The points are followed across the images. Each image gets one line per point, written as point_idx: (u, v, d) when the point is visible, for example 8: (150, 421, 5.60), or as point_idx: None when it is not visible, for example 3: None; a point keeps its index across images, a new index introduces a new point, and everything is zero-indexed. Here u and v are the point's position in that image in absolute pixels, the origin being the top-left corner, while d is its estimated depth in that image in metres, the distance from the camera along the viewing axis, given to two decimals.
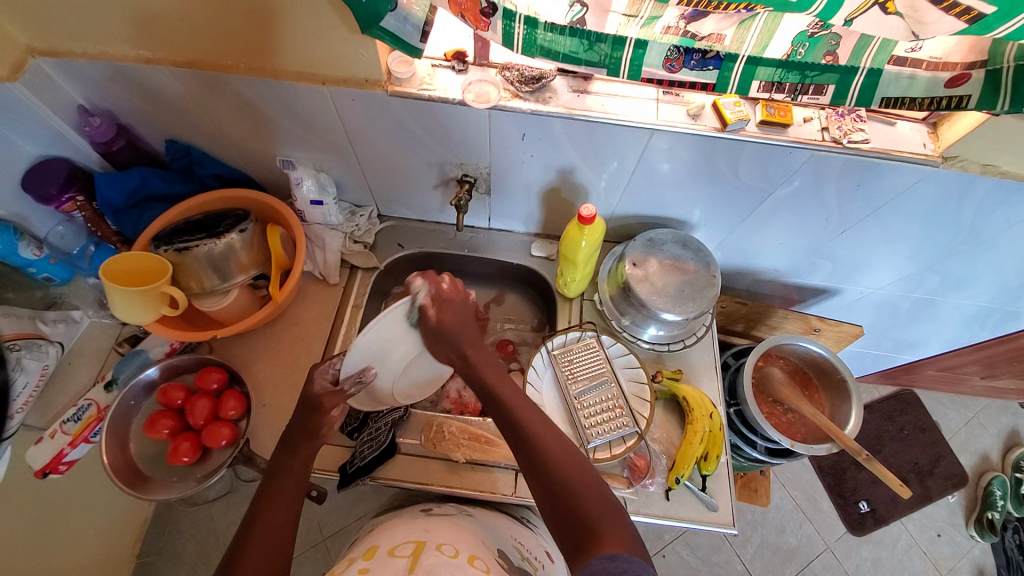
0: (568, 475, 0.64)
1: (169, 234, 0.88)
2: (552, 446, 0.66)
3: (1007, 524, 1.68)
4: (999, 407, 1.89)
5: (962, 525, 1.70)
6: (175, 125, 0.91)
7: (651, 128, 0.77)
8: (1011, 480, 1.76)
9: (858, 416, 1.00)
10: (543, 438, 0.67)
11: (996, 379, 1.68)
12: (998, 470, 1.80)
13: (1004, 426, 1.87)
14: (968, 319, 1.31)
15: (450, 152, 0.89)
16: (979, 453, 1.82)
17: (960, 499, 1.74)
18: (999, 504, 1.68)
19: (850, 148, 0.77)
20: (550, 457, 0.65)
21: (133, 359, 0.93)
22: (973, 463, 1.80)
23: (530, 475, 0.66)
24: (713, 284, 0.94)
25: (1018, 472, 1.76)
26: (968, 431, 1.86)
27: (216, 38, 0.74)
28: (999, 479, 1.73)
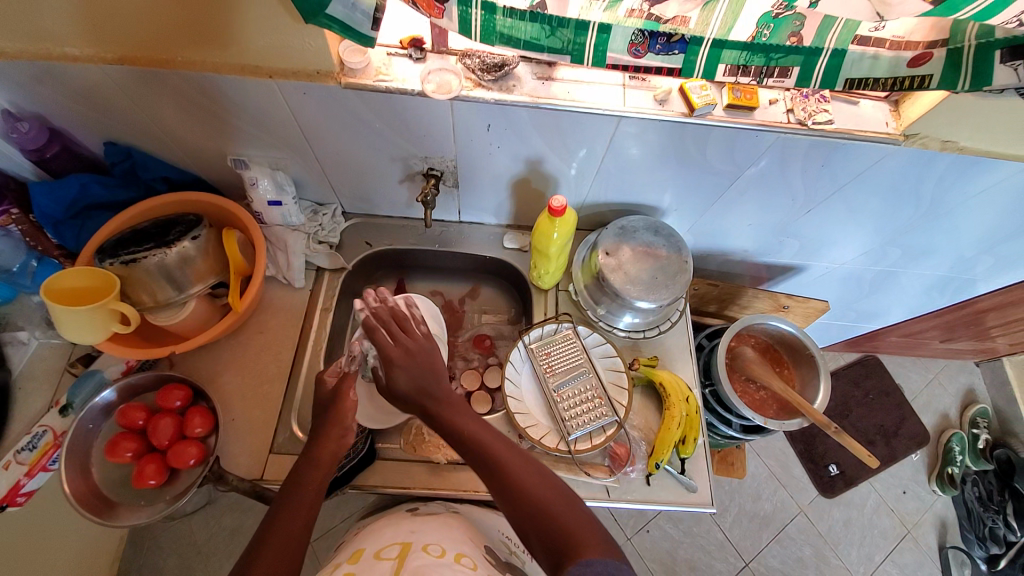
0: (553, 508, 0.65)
1: (115, 245, 0.82)
2: (530, 479, 0.68)
3: (966, 477, 1.79)
4: (956, 367, 2.00)
5: (925, 480, 1.80)
6: (114, 126, 0.84)
7: (618, 115, 0.75)
8: (968, 436, 1.86)
9: (826, 389, 1.02)
10: (517, 469, 0.69)
11: (953, 342, 1.77)
12: (957, 427, 1.90)
13: (960, 385, 1.98)
14: (927, 289, 1.36)
15: (413, 145, 0.85)
16: (939, 412, 1.92)
17: (923, 457, 1.84)
18: (957, 459, 1.78)
19: (815, 130, 0.77)
20: (527, 484, 0.68)
21: (88, 380, 0.87)
22: (933, 422, 1.90)
23: (515, 519, 0.66)
24: (686, 270, 0.94)
25: (974, 428, 1.88)
26: (928, 391, 1.96)
27: (150, 29, 0.68)
28: (958, 436, 1.83)
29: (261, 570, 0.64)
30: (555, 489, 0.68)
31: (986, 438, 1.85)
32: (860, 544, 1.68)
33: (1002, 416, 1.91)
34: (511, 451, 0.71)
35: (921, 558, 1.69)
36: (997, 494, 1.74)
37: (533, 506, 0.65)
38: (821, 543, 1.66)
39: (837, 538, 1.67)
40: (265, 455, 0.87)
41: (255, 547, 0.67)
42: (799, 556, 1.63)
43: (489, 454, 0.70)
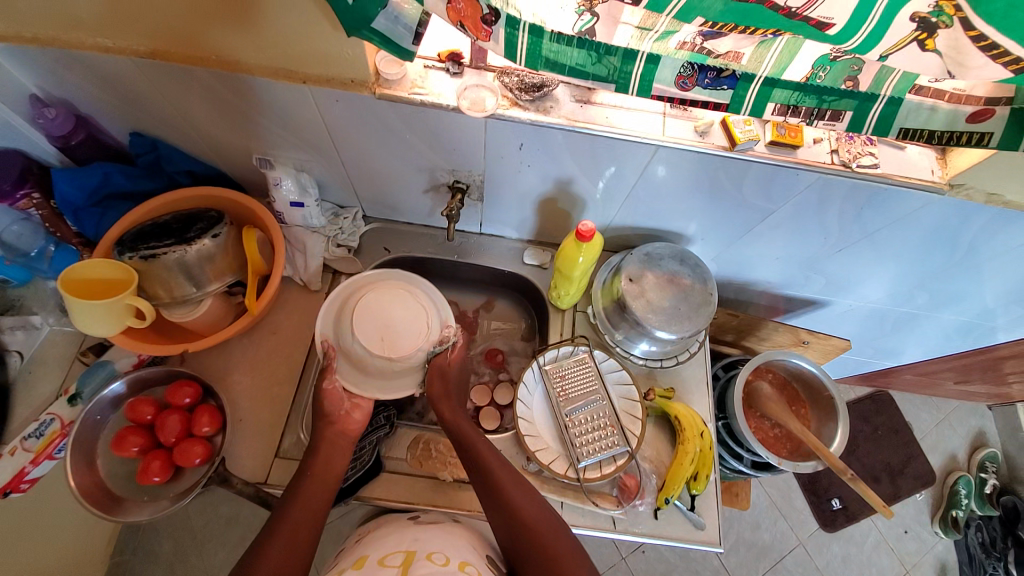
0: (542, 531, 0.71)
1: (134, 237, 0.81)
2: (524, 502, 0.74)
3: (969, 521, 1.75)
4: (968, 409, 1.96)
5: (927, 522, 1.77)
6: (141, 118, 0.83)
7: (656, 144, 0.73)
8: (975, 479, 1.83)
9: (843, 433, 1.00)
10: (513, 492, 0.76)
11: (968, 385, 1.73)
12: (964, 469, 1.87)
13: (971, 427, 1.94)
14: (949, 333, 1.33)
15: (442, 157, 0.83)
16: (947, 453, 1.89)
17: (927, 498, 1.81)
18: (963, 502, 1.75)
19: (859, 173, 0.74)
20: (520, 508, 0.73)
21: (100, 370, 0.86)
22: (940, 463, 1.87)
23: (507, 539, 0.72)
24: (710, 302, 0.91)
25: (982, 472, 1.84)
26: (937, 432, 1.92)
27: (186, 27, 0.67)
28: (964, 479, 1.80)
29: (273, 554, 0.66)
30: (547, 517, 0.74)
31: (993, 484, 1.81)
32: None
33: (1012, 462, 1.87)
34: (511, 477, 0.77)
35: None
36: (1000, 541, 1.71)
37: (524, 529, 0.71)
38: None
39: (834, 574, 1.65)
40: (270, 458, 0.86)
41: (265, 535, 0.68)
42: None
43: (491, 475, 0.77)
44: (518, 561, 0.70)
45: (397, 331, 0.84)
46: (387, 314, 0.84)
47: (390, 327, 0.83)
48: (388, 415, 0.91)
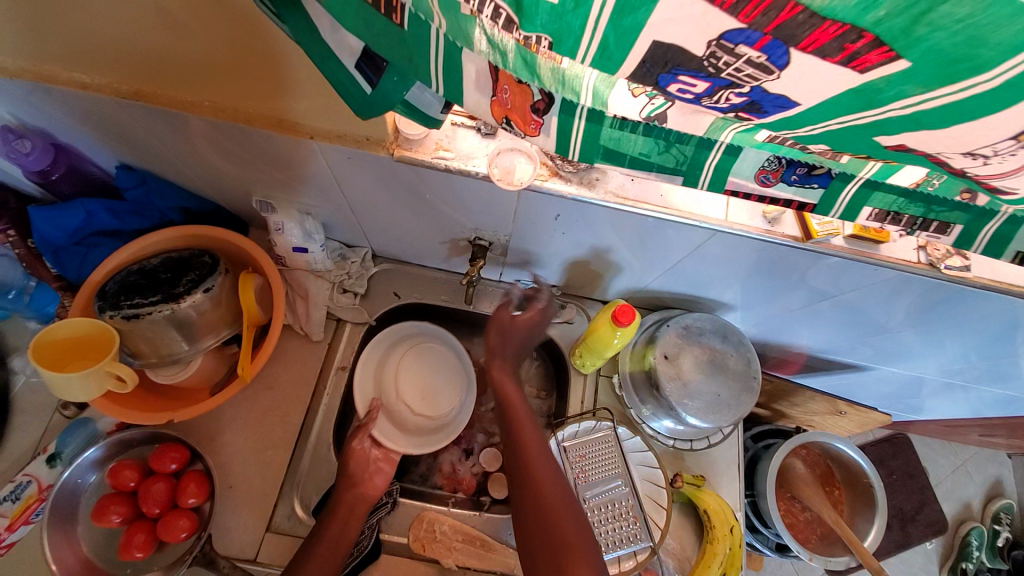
0: (552, 504, 0.62)
1: (117, 291, 0.73)
2: (545, 465, 0.66)
3: (978, 574, 1.53)
4: (987, 455, 1.69)
5: (935, 571, 1.55)
6: (127, 152, 0.74)
7: (716, 229, 0.63)
8: (988, 531, 1.58)
9: (880, 528, 0.93)
10: (540, 461, 0.66)
11: (992, 438, 1.51)
12: (977, 519, 1.61)
13: (988, 476, 1.67)
14: (982, 403, 1.20)
15: (466, 217, 0.74)
16: (962, 501, 1.63)
17: (937, 546, 1.57)
18: (974, 555, 1.52)
19: (947, 275, 0.65)
20: (542, 479, 0.64)
21: (79, 430, 0.80)
22: (954, 510, 1.62)
23: (518, 499, 0.65)
24: (753, 387, 0.83)
25: (997, 523, 1.60)
26: (954, 478, 1.65)
27: (174, 65, 0.57)
28: (978, 530, 1.56)
29: None
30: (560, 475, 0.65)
31: (1007, 536, 1.57)
32: None
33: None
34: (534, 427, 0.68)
35: None
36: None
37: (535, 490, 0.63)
38: None
39: None
40: (262, 531, 0.79)
41: None
42: None
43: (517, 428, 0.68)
44: (521, 526, 0.63)
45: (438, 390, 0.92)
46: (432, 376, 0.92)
47: (432, 389, 0.92)
48: (390, 489, 0.84)
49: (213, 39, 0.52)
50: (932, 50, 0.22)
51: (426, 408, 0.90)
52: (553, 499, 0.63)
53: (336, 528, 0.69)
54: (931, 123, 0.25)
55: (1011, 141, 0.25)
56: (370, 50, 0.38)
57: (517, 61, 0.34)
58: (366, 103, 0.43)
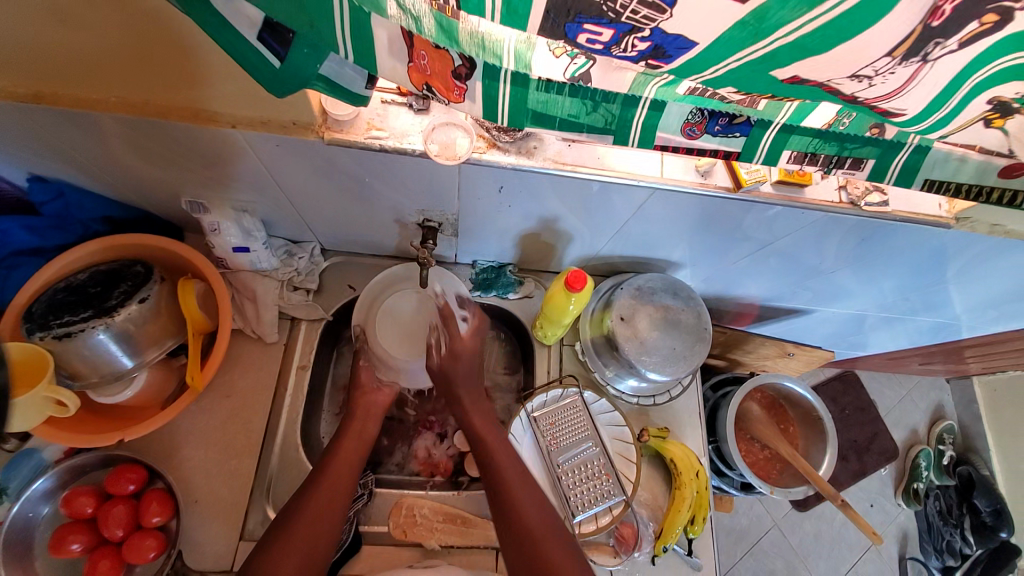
0: (521, 508, 0.71)
1: (44, 311, 0.69)
2: (529, 509, 0.71)
3: (928, 491, 1.62)
4: (928, 383, 1.78)
5: (890, 494, 1.63)
6: (37, 163, 0.69)
7: (653, 187, 0.66)
8: (934, 451, 1.68)
9: (833, 458, 0.99)
10: (523, 509, 0.71)
11: (931, 366, 1.60)
12: (924, 443, 1.70)
13: (931, 401, 1.76)
14: (919, 333, 1.28)
15: (410, 199, 0.73)
16: (907, 426, 1.71)
17: (889, 471, 1.65)
18: (924, 475, 1.61)
19: (867, 211, 0.70)
20: (524, 517, 0.70)
21: (25, 462, 0.74)
22: (903, 437, 1.70)
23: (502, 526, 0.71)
24: (706, 338, 0.86)
25: (941, 444, 1.69)
26: (901, 407, 1.74)
27: (69, 60, 0.53)
28: (926, 451, 1.65)
29: None
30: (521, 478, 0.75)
31: (952, 455, 1.67)
32: (828, 559, 1.52)
33: (967, 433, 1.72)
34: (523, 485, 0.74)
35: (883, 570, 1.55)
36: (956, 509, 1.59)
37: (509, 501, 0.71)
38: (793, 557, 1.49)
39: (807, 553, 1.51)
40: (235, 541, 0.77)
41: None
42: (770, 570, 1.47)
43: (503, 489, 0.73)
44: (504, 530, 0.70)
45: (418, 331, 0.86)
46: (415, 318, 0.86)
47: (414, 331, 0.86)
48: (365, 481, 0.83)
49: (110, 29, 0.48)
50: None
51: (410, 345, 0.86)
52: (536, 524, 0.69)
53: (313, 508, 0.69)
54: (814, 49, 0.27)
55: (888, 57, 0.28)
56: (272, 20, 0.37)
57: (435, 28, 0.35)
58: (277, 80, 0.41)
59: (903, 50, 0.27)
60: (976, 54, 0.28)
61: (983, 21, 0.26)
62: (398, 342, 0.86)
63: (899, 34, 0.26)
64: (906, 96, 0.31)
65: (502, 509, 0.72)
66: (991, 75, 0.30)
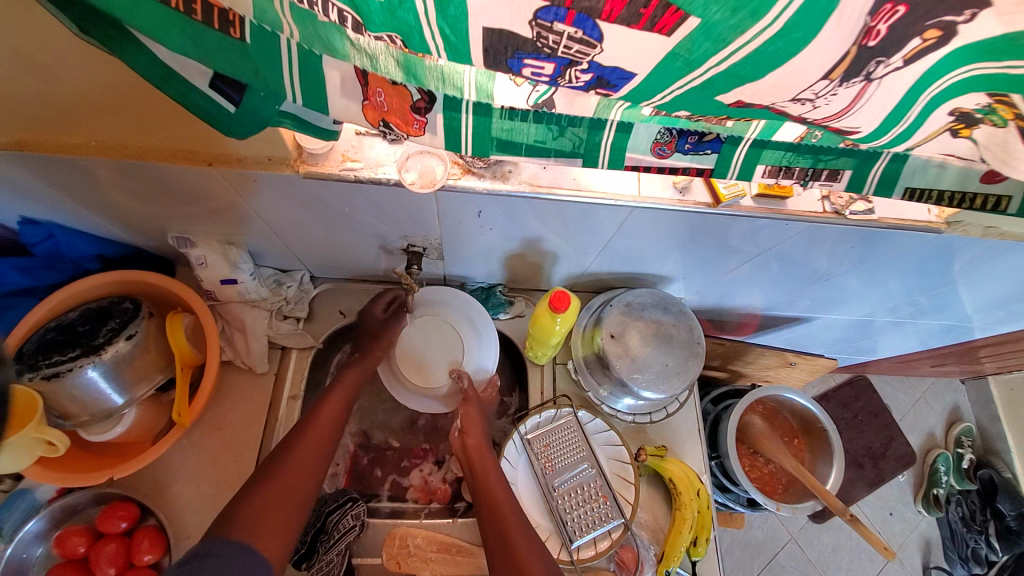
0: (521, 548, 0.69)
1: (35, 351, 0.69)
2: (521, 537, 0.71)
3: (949, 497, 1.57)
4: (942, 384, 1.72)
5: (909, 501, 1.57)
6: (26, 205, 0.71)
7: (632, 205, 0.65)
8: (952, 455, 1.62)
9: (839, 470, 0.97)
10: (515, 535, 0.71)
11: (944, 367, 1.54)
12: (941, 447, 1.65)
13: (946, 403, 1.71)
14: (928, 335, 1.24)
15: (392, 226, 0.73)
16: (922, 430, 1.65)
17: (907, 477, 1.60)
18: (944, 481, 1.56)
19: (853, 220, 0.69)
20: (513, 539, 0.71)
21: (16, 504, 0.74)
22: (919, 441, 1.65)
23: (492, 553, 0.71)
24: (699, 352, 0.85)
25: (959, 448, 1.63)
26: (915, 411, 1.68)
27: (47, 107, 0.54)
28: (944, 456, 1.59)
29: None
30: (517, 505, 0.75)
31: (971, 459, 1.61)
32: (848, 572, 1.47)
33: (986, 435, 1.66)
34: (517, 515, 0.74)
35: None
36: (979, 514, 1.54)
37: (499, 527, 0.72)
38: (812, 572, 1.44)
39: (826, 566, 1.45)
40: None
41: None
42: None
43: (497, 516, 0.73)
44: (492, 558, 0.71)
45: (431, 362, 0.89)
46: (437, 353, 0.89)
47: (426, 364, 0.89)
48: (356, 513, 0.81)
49: (84, 77, 0.50)
50: (712, 8, 0.24)
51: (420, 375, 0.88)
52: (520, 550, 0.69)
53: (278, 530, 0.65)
54: (751, 75, 0.27)
55: (827, 79, 0.27)
56: (223, 74, 0.38)
57: (397, 69, 0.34)
58: (234, 123, 0.42)
59: (842, 71, 0.27)
60: (924, 70, 0.28)
61: (926, 37, 0.26)
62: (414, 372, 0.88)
63: (833, 56, 0.26)
64: (857, 112, 0.31)
65: (495, 539, 0.72)
66: (949, 88, 0.29)
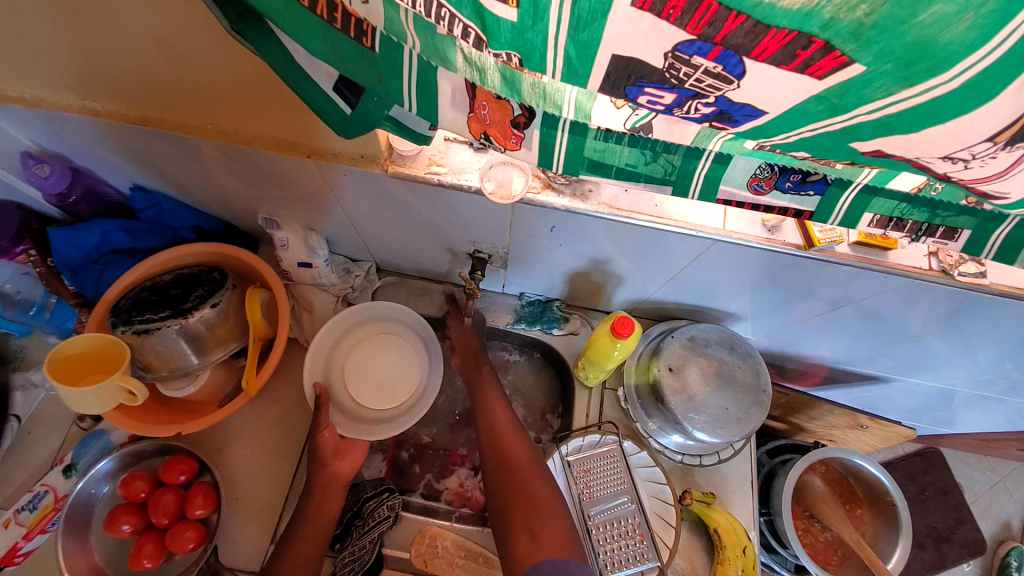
0: (509, 445, 0.76)
1: (130, 306, 0.76)
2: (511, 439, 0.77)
3: None
4: None
5: None
6: (140, 174, 0.77)
7: (714, 239, 0.63)
8: None
9: (905, 551, 0.88)
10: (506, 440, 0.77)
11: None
12: (1021, 541, 1.46)
13: None
14: (1023, 417, 1.10)
15: (464, 230, 0.75)
16: (1000, 520, 1.48)
17: (975, 568, 1.42)
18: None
19: (961, 283, 0.63)
20: (501, 438, 0.77)
21: (94, 442, 0.83)
22: (995, 531, 1.47)
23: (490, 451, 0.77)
24: (763, 401, 0.80)
25: None
26: (996, 497, 1.50)
27: (172, 89, 0.59)
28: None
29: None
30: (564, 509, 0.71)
31: None
32: None
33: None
34: (507, 416, 0.80)
35: None
36: None
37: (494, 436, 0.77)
38: None
39: None
40: (266, 543, 0.80)
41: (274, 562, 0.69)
42: None
43: (490, 422, 0.79)
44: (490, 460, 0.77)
45: (393, 378, 0.86)
46: (381, 360, 0.87)
47: (387, 381, 0.86)
48: (392, 504, 0.83)
49: (209, 64, 0.54)
50: (885, 57, 0.22)
51: (384, 396, 0.85)
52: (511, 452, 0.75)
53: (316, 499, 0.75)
54: (903, 128, 0.25)
55: (991, 142, 0.24)
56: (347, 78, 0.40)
57: (507, 82, 0.34)
58: (347, 124, 0.44)
59: (1010, 136, 0.24)
60: None
61: None
62: (376, 397, 0.85)
63: (1006, 120, 0.23)
64: (1010, 179, 0.27)
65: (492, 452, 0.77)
66: None
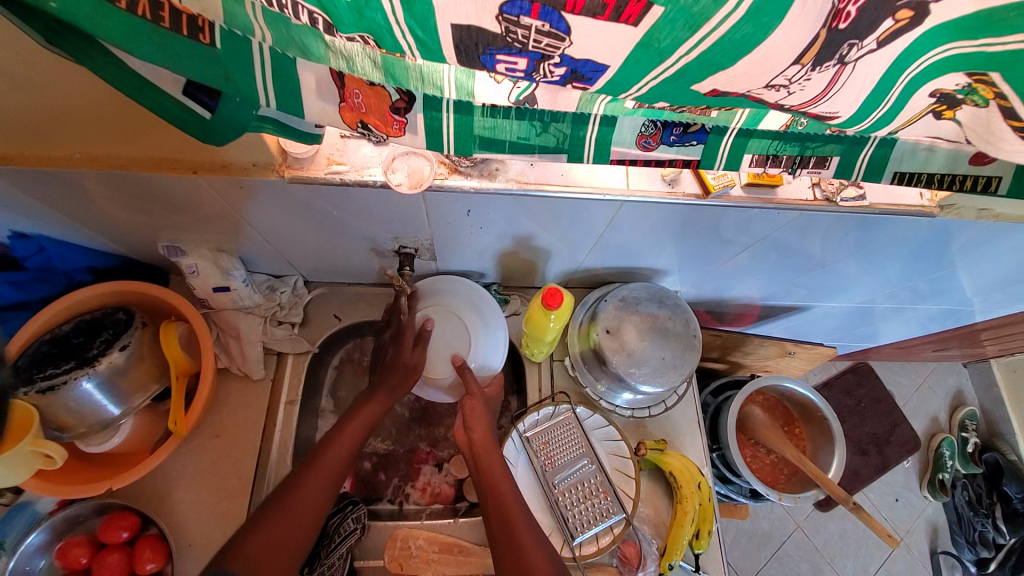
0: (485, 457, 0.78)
1: (29, 364, 0.69)
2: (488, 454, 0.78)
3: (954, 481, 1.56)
4: (944, 369, 1.71)
5: (915, 486, 1.57)
6: (14, 219, 0.70)
7: (621, 200, 0.65)
8: (956, 439, 1.61)
9: (842, 458, 0.96)
10: (483, 453, 0.78)
11: (945, 351, 1.53)
12: (945, 431, 1.64)
13: (949, 388, 1.70)
14: (928, 320, 1.23)
15: (382, 228, 0.73)
16: (925, 415, 1.65)
17: (911, 462, 1.59)
18: (950, 465, 1.55)
19: (844, 207, 0.69)
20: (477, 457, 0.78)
21: (19, 515, 0.74)
22: (923, 426, 1.64)
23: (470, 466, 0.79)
24: (695, 345, 0.85)
25: (963, 432, 1.62)
26: (919, 396, 1.67)
27: (28, 120, 0.54)
28: (948, 440, 1.58)
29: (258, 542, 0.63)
30: (517, 490, 0.75)
31: (976, 442, 1.59)
32: (855, 560, 1.46)
33: (990, 419, 1.66)
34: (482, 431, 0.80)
35: (914, 567, 1.49)
36: (986, 498, 1.53)
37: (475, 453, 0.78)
38: (819, 561, 1.43)
39: (834, 554, 1.45)
40: None
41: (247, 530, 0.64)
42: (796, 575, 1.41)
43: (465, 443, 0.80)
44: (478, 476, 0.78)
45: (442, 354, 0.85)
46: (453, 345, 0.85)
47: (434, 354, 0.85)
48: (357, 516, 0.81)
49: (60, 87, 0.49)
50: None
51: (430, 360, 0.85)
52: (487, 468, 0.77)
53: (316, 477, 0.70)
54: (720, 64, 0.27)
55: (797, 65, 0.27)
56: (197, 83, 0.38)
57: (371, 65, 0.34)
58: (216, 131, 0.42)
59: (812, 56, 0.27)
60: (893, 53, 0.27)
61: (897, 17, 0.25)
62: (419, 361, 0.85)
63: (801, 41, 0.26)
64: (830, 99, 0.30)
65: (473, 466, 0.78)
66: (921, 68, 0.29)
